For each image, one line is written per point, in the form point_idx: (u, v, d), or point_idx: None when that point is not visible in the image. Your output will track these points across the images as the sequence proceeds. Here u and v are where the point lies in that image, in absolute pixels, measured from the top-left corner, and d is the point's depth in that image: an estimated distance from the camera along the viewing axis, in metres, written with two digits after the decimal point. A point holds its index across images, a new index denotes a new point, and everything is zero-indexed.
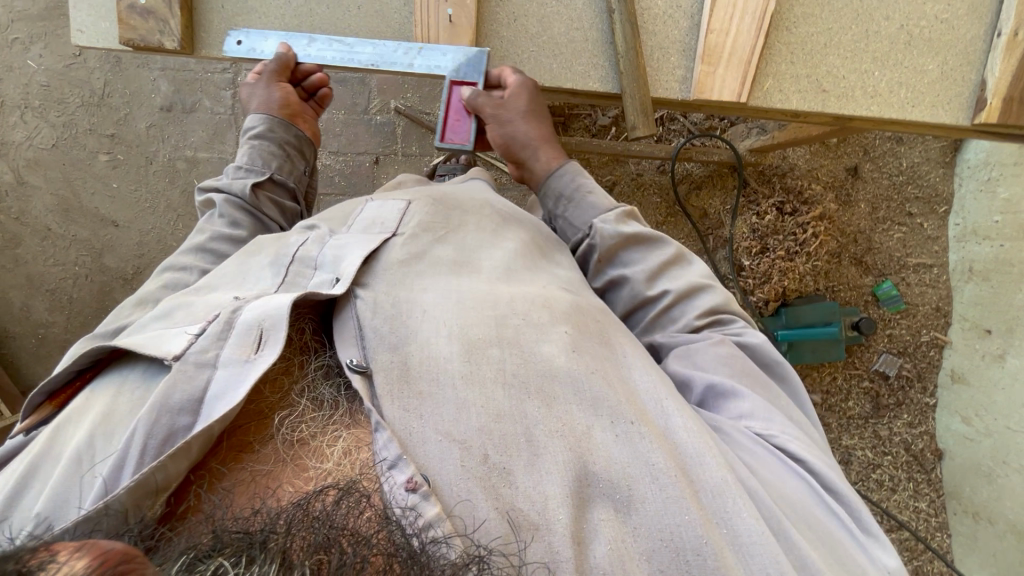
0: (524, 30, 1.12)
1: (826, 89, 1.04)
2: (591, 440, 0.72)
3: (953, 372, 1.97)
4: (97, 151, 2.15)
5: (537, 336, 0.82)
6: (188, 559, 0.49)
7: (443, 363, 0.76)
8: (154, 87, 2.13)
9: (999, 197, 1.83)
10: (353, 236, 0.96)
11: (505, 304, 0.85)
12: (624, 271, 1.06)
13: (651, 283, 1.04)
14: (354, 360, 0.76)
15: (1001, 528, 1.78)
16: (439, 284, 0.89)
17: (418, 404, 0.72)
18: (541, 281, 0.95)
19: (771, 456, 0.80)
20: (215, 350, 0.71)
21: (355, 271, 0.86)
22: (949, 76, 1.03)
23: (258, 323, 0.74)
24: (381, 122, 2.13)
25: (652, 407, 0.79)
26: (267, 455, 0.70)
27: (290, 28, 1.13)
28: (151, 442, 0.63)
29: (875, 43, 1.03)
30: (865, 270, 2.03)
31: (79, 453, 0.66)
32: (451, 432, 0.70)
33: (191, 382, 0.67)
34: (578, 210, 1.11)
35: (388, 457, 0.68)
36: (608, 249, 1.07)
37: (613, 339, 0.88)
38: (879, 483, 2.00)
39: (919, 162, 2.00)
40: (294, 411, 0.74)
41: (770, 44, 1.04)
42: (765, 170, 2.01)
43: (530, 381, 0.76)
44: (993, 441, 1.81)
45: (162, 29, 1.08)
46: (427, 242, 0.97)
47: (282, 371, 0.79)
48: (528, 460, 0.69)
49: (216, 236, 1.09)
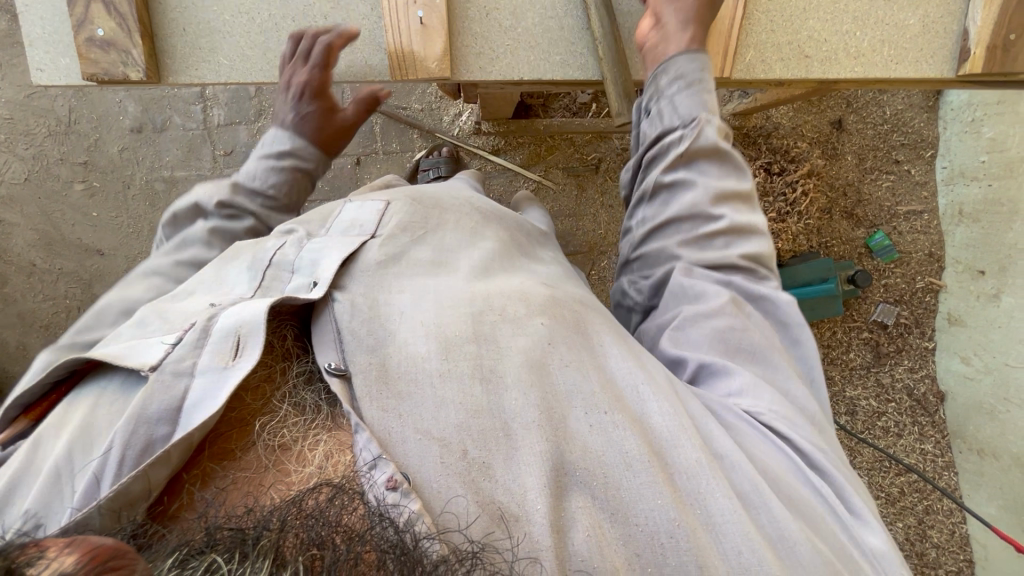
0: (498, 24, 1.09)
1: (809, 55, 1.03)
2: (566, 428, 0.71)
3: (950, 315, 1.98)
4: (72, 180, 2.10)
5: (512, 331, 0.80)
6: (181, 556, 0.53)
7: (422, 362, 0.75)
8: (121, 109, 2.07)
9: (984, 137, 1.84)
10: (329, 239, 0.94)
11: (482, 301, 0.84)
12: (696, 177, 0.95)
13: (713, 202, 0.94)
14: (332, 364, 0.75)
15: (1007, 462, 1.83)
16: (416, 285, 0.88)
17: (396, 404, 0.71)
18: (518, 279, 0.93)
19: (753, 433, 0.80)
20: (191, 359, 0.70)
21: (332, 275, 0.85)
22: (931, 29, 1.02)
23: (235, 329, 0.73)
24: None
25: (629, 391, 0.78)
26: (251, 461, 0.70)
27: (257, 45, 1.10)
28: (129, 453, 0.63)
29: (855, 2, 1.01)
30: (857, 223, 2.03)
31: (56, 467, 0.66)
32: (431, 431, 0.69)
33: (169, 393, 0.67)
34: (687, 99, 0.96)
35: (369, 458, 0.67)
36: (696, 147, 0.95)
37: (590, 327, 0.85)
38: (885, 430, 2.04)
39: (902, 109, 2.00)
40: (275, 416, 0.73)
41: (749, 14, 1.02)
42: (749, 132, 2.01)
43: (507, 373, 0.75)
44: (993, 378, 1.85)
45: (124, 61, 1.04)
46: (405, 242, 0.95)
47: (265, 378, 0.77)
48: (506, 454, 0.69)
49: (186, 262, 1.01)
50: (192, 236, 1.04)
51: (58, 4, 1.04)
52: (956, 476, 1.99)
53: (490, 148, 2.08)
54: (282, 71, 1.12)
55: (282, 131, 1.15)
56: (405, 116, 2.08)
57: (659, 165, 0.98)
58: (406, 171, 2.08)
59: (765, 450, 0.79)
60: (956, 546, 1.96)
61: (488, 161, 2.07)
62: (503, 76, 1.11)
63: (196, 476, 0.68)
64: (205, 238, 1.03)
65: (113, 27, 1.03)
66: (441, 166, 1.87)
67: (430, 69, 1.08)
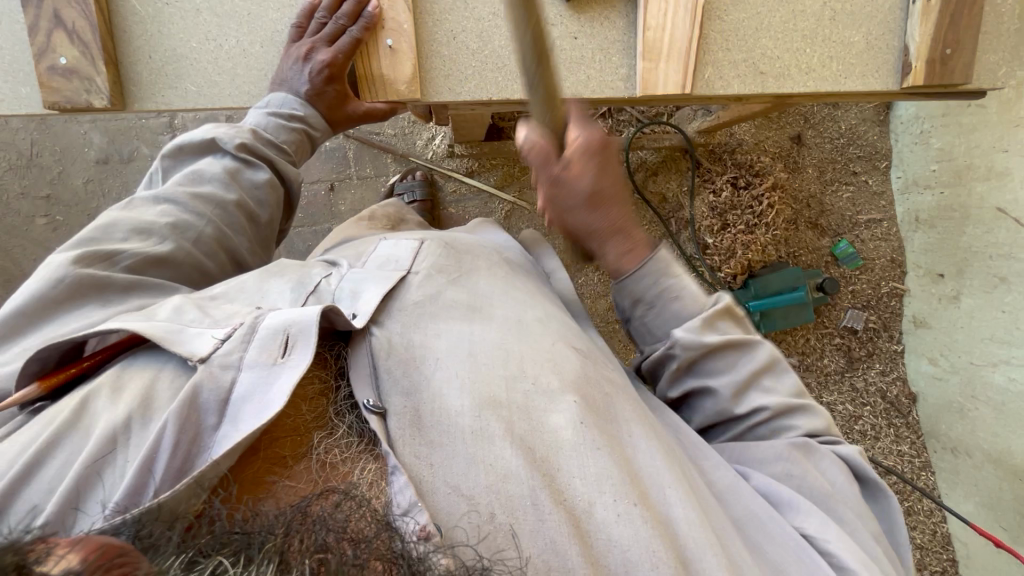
0: (463, 47, 1.07)
1: (763, 71, 1.08)
2: (592, 518, 0.76)
3: (915, 317, 2.05)
4: (33, 214, 2.03)
5: (545, 404, 0.84)
6: (188, 557, 0.54)
7: (455, 418, 0.80)
8: (86, 141, 2.03)
9: (933, 147, 1.94)
10: (367, 271, 1.01)
11: (514, 361, 0.88)
12: (708, 382, 1.02)
13: (737, 400, 1.00)
14: (371, 401, 0.82)
15: (979, 459, 1.86)
16: (453, 329, 0.92)
17: (428, 453, 0.78)
18: (550, 336, 0.95)
19: (796, 548, 0.85)
20: (239, 353, 0.76)
21: (373, 309, 0.92)
22: (874, 45, 1.08)
23: (284, 328, 0.79)
24: (331, 148, 2.08)
25: (654, 490, 0.82)
26: (300, 474, 0.76)
27: (224, 72, 1.09)
28: (183, 438, 0.69)
29: (803, 22, 1.06)
30: (821, 232, 2.11)
31: (111, 429, 0.70)
32: (460, 487, 0.75)
33: (217, 380, 0.74)
34: (657, 317, 1.07)
35: (403, 503, 0.72)
36: (690, 358, 1.02)
37: (620, 416, 0.89)
38: (863, 433, 2.07)
39: (856, 124, 2.11)
40: (331, 434, 0.81)
41: (704, 35, 1.06)
42: (715, 148, 2.10)
43: (535, 445, 0.79)
44: (960, 376, 1.91)
45: (88, 88, 1.02)
46: (441, 283, 1.01)
47: (320, 392, 0.85)
48: (534, 522, 0.73)
49: (200, 197, 1.05)
50: (209, 173, 1.07)
51: (19, 34, 1.03)
52: (933, 476, 2.02)
53: (463, 171, 2.10)
54: (253, 97, 1.12)
55: (291, 96, 1.12)
56: (379, 142, 2.10)
57: (668, 381, 1.07)
58: (380, 196, 2.09)
59: (798, 558, 0.84)
60: (939, 545, 1.97)
61: (463, 183, 2.10)
62: (472, 96, 1.08)
63: (249, 484, 0.73)
64: (224, 179, 1.07)
65: (76, 55, 1.01)
66: (416, 189, 1.99)
67: (400, 92, 1.06)
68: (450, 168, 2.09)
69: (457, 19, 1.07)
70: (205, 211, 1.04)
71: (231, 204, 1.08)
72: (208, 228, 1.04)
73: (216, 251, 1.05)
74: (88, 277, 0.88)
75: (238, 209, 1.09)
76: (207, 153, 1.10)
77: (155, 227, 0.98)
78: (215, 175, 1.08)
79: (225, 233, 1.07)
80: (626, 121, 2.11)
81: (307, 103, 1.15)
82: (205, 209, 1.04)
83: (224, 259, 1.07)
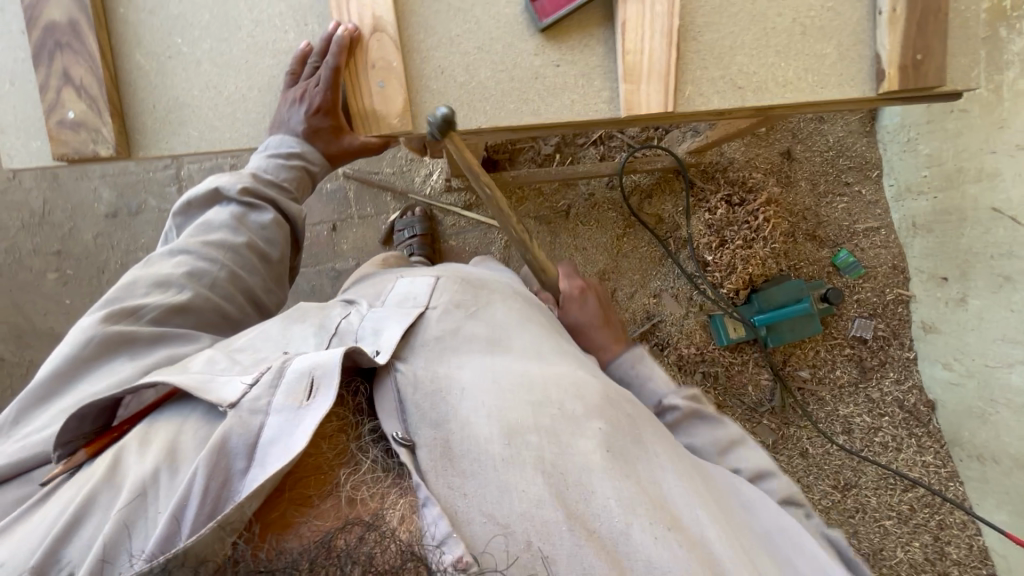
0: (449, 79, 1.11)
1: (741, 86, 1.11)
2: (629, 539, 0.80)
3: (924, 323, 2.03)
4: (45, 270, 2.08)
5: (574, 431, 0.88)
6: None
7: (486, 444, 0.83)
8: (96, 196, 2.10)
9: (922, 154, 1.96)
10: (386, 309, 1.05)
11: (540, 388, 0.92)
12: (690, 443, 1.18)
13: (718, 458, 1.15)
14: (399, 433, 0.83)
15: (1007, 465, 1.79)
16: (473, 362, 0.96)
17: (462, 483, 0.80)
18: (570, 364, 1.02)
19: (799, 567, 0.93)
20: (267, 397, 0.78)
21: (394, 344, 0.94)
22: (846, 55, 1.11)
23: (309, 370, 0.81)
24: (332, 190, 2.15)
25: (681, 510, 0.87)
26: (327, 510, 0.76)
27: (224, 116, 1.12)
28: (212, 484, 0.70)
29: (774, 37, 1.10)
30: (820, 243, 2.12)
31: (142, 482, 0.73)
32: (496, 515, 0.77)
33: (247, 425, 0.76)
34: (642, 391, 1.28)
35: (438, 534, 0.73)
36: (676, 422, 1.20)
37: (643, 437, 0.95)
38: (884, 445, 2.05)
39: (844, 136, 2.15)
40: (357, 469, 0.80)
41: (681, 55, 1.10)
42: (707, 168, 2.14)
43: (569, 472, 0.83)
44: (976, 381, 1.87)
45: (95, 139, 1.07)
46: (459, 318, 1.04)
47: (339, 429, 0.84)
48: (570, 547, 0.77)
49: (210, 243, 1.12)
50: (217, 221, 1.15)
51: (30, 93, 1.09)
52: (963, 486, 1.95)
53: (462, 205, 2.15)
54: (251, 138, 1.15)
55: (289, 136, 1.17)
56: (378, 181, 2.15)
57: None
58: (381, 233, 2.14)
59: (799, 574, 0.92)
60: (976, 560, 1.89)
61: (462, 217, 2.15)
62: (462, 125, 1.12)
63: (276, 523, 0.73)
64: (232, 224, 1.15)
65: (84, 108, 1.07)
66: (416, 225, 2.04)
67: (393, 126, 1.10)
68: (450, 202, 2.15)
69: (443, 55, 1.11)
70: (218, 256, 1.11)
71: (242, 246, 1.15)
72: (221, 272, 1.11)
73: (233, 294, 1.13)
74: (114, 333, 0.96)
75: (249, 251, 1.16)
76: (213, 203, 1.19)
77: (173, 278, 1.06)
78: (224, 222, 1.16)
79: (238, 275, 1.14)
80: (617, 148, 2.17)
81: (305, 140, 1.19)
82: (215, 256, 1.11)
83: (243, 301, 1.15)
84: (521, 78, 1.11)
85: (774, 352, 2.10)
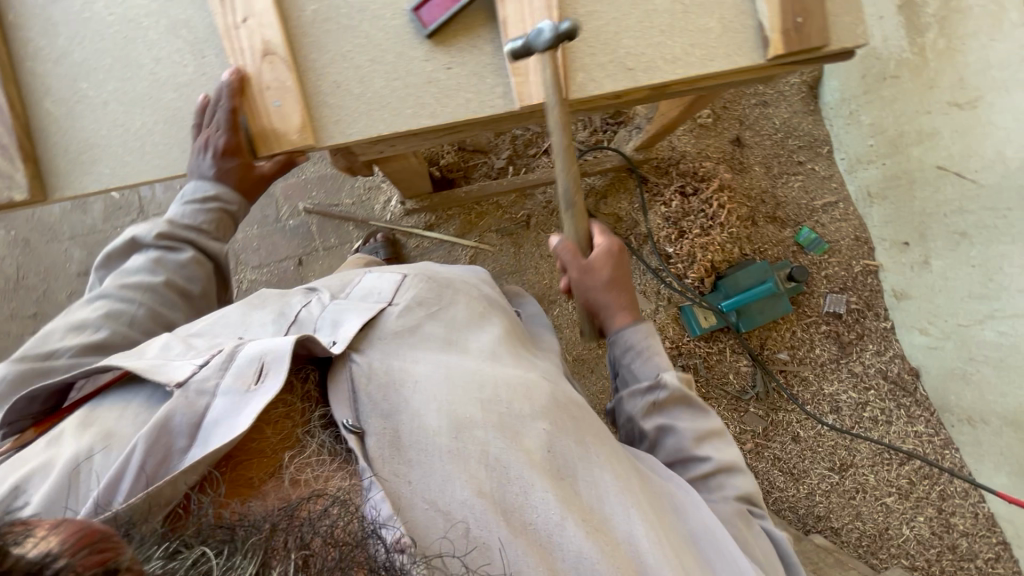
0: (347, 92, 1.16)
1: (632, 67, 1.14)
2: (557, 542, 0.80)
3: (895, 290, 2.01)
4: (21, 334, 2.12)
5: (518, 428, 0.87)
6: (170, 548, 0.62)
7: (433, 435, 0.83)
8: (67, 257, 2.16)
9: (864, 124, 1.98)
10: (348, 302, 1.05)
11: (490, 386, 0.91)
12: (674, 423, 1.15)
13: (695, 444, 1.13)
14: (349, 420, 0.84)
15: (997, 424, 1.74)
16: (429, 357, 0.95)
17: (407, 470, 0.80)
18: (526, 368, 0.99)
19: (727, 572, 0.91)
20: (216, 378, 0.79)
21: (354, 335, 0.94)
22: (730, 27, 1.15)
23: (259, 356, 0.82)
24: (296, 226, 2.20)
25: (617, 513, 0.86)
26: (269, 492, 0.77)
27: (133, 150, 1.17)
28: (150, 460, 0.70)
29: (656, 18, 1.14)
30: (782, 225, 2.11)
31: (76, 455, 0.74)
32: (439, 502, 0.78)
33: (194, 405, 0.76)
34: (643, 367, 1.22)
35: (380, 516, 0.74)
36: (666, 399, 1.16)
37: (589, 437, 0.93)
38: (874, 420, 1.99)
39: (789, 117, 2.18)
40: (303, 451, 0.82)
41: (569, 44, 1.14)
42: (659, 163, 2.15)
43: (509, 469, 0.82)
44: (953, 342, 1.83)
45: (9, 185, 1.15)
46: (420, 318, 1.03)
47: (285, 414, 0.85)
48: (506, 539, 0.77)
49: (127, 286, 1.17)
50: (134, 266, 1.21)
51: None
52: (959, 453, 1.90)
53: (423, 225, 2.19)
54: (162, 168, 1.18)
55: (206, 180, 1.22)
56: (339, 212, 2.19)
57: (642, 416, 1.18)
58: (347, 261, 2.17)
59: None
60: (984, 529, 1.83)
61: (424, 237, 2.18)
62: (362, 134, 1.15)
63: (236, 485, 0.77)
64: (149, 266, 1.21)
65: None
66: (380, 249, 2.06)
67: (292, 140, 1.14)
68: (411, 225, 2.19)
69: (339, 69, 1.16)
70: (135, 295, 1.16)
71: (160, 285, 1.20)
72: (140, 311, 1.15)
73: (154, 329, 1.16)
74: (29, 369, 1.00)
75: (168, 288, 1.21)
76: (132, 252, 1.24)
77: (88, 322, 1.10)
78: (141, 266, 1.22)
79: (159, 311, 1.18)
80: None
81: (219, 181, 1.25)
82: (133, 296, 1.16)
83: None
84: (410, 82, 1.15)
85: (750, 336, 2.06)
